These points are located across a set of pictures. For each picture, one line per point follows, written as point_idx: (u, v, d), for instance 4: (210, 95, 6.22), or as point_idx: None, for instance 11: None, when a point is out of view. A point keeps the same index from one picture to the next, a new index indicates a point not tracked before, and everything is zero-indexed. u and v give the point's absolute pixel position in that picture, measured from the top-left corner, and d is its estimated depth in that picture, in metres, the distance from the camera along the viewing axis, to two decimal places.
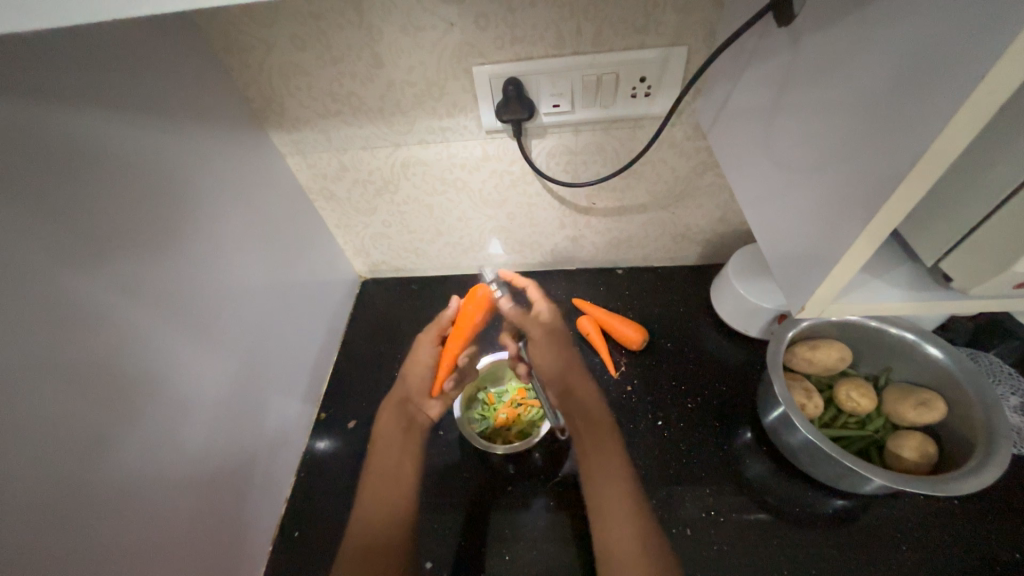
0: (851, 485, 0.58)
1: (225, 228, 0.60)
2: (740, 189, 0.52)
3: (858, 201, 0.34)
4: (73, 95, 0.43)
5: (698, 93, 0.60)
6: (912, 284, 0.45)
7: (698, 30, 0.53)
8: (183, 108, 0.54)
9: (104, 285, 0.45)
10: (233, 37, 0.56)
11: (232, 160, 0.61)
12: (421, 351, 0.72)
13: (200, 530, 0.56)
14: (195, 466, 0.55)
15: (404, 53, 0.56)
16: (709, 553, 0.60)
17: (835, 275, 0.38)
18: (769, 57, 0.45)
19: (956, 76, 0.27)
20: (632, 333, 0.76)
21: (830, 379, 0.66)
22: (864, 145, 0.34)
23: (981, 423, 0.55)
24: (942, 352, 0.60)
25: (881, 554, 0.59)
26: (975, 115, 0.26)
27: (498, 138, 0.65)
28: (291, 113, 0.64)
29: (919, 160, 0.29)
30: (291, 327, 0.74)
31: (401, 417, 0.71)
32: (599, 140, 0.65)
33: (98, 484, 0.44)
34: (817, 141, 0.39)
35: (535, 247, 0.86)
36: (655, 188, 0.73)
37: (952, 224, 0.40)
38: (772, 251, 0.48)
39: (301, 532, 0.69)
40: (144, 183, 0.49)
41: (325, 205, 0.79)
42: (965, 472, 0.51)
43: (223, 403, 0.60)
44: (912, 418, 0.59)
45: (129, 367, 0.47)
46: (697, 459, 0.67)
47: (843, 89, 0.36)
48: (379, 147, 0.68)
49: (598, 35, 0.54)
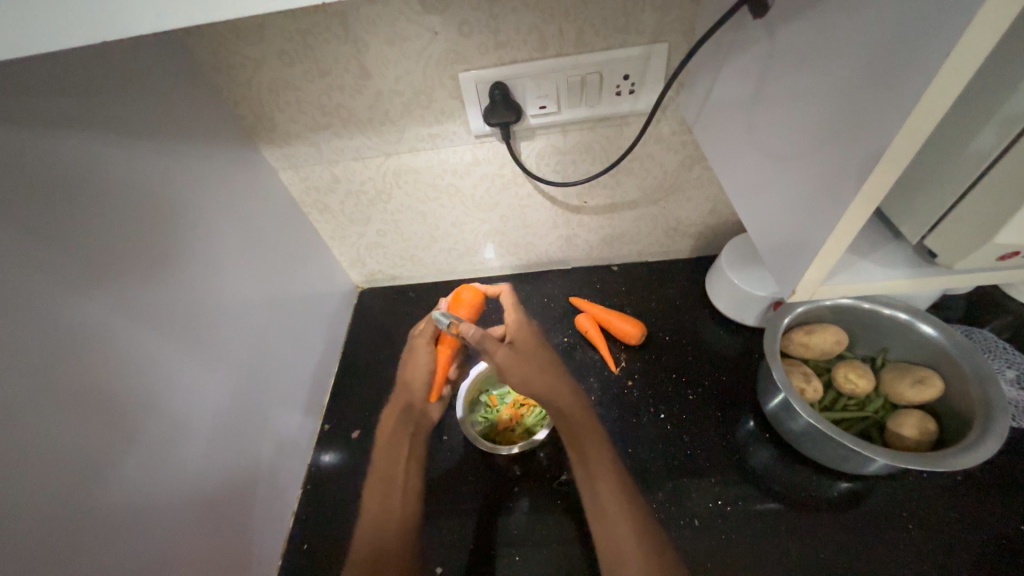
0: (855, 466, 0.58)
1: (220, 244, 0.60)
2: (727, 179, 0.53)
3: (840, 184, 0.35)
4: (66, 120, 0.43)
5: (681, 88, 0.61)
6: (901, 262, 0.45)
7: (677, 26, 0.54)
8: (174, 128, 0.55)
9: (103, 306, 0.45)
10: (221, 56, 0.57)
11: (224, 176, 0.62)
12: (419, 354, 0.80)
13: (209, 548, 0.56)
14: (202, 483, 0.55)
15: (390, 63, 0.57)
16: (718, 542, 0.60)
17: (823, 258, 0.39)
18: (748, 49, 0.46)
19: (928, 53, 0.27)
20: (630, 328, 0.77)
21: (828, 362, 0.67)
22: (844, 127, 0.34)
23: (978, 397, 0.55)
24: (935, 330, 0.61)
25: (890, 533, 0.59)
26: (948, 88, 0.27)
27: (487, 142, 0.66)
28: (281, 128, 0.65)
29: (898, 135, 0.30)
30: (291, 340, 0.74)
31: (406, 420, 0.77)
32: (587, 139, 0.66)
33: (106, 504, 0.44)
34: (798, 128, 0.40)
35: (529, 248, 0.86)
36: (645, 184, 0.74)
37: (936, 200, 0.41)
38: (762, 237, 0.48)
39: (310, 545, 0.68)
40: (137, 202, 0.49)
41: (318, 217, 0.79)
42: (966, 446, 0.52)
43: (226, 419, 0.60)
44: (911, 396, 0.60)
45: (131, 386, 0.47)
46: (700, 450, 0.67)
47: (819, 76, 0.37)
48: (370, 157, 0.68)
49: (580, 36, 0.55)
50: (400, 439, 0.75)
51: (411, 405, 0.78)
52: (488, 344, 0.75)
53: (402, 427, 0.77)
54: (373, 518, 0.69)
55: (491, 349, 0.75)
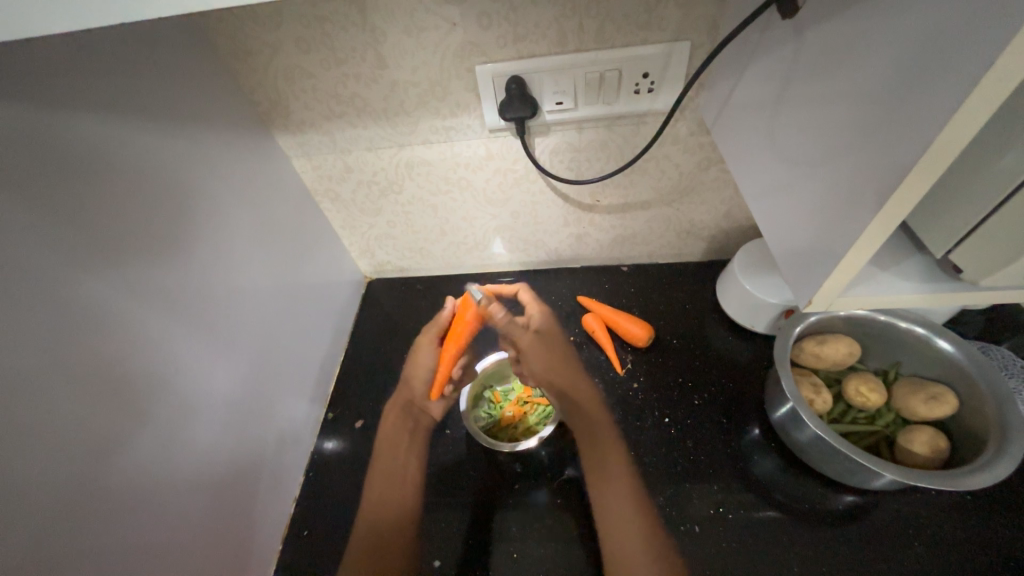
0: (862, 481, 0.58)
1: (231, 229, 0.60)
2: (745, 183, 0.52)
3: (864, 195, 0.34)
4: (82, 102, 0.43)
5: (702, 88, 0.59)
6: (922, 276, 0.44)
7: (701, 25, 0.53)
8: (189, 112, 0.54)
9: (112, 288, 0.45)
10: (238, 41, 0.56)
11: (237, 162, 0.61)
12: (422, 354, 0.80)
13: (211, 530, 0.56)
14: (205, 466, 0.56)
15: (406, 54, 0.56)
16: (718, 550, 0.60)
17: (842, 269, 0.38)
18: (773, 51, 0.45)
19: (966, 63, 0.26)
20: (638, 330, 0.76)
21: (839, 374, 0.66)
22: (870, 137, 0.33)
23: (994, 416, 0.54)
24: (952, 345, 0.59)
25: (894, 549, 0.58)
26: (988, 98, 0.26)
27: (501, 136, 0.65)
28: (296, 115, 0.65)
29: (931, 146, 0.29)
30: (298, 327, 0.74)
31: (406, 416, 0.76)
32: (603, 138, 0.65)
33: (110, 485, 0.45)
34: (822, 135, 0.39)
35: (540, 245, 0.86)
36: (660, 184, 0.73)
37: (963, 213, 0.40)
38: (779, 244, 0.47)
39: (310, 531, 0.69)
40: (150, 186, 0.49)
41: (329, 206, 0.79)
42: (979, 466, 0.51)
43: (232, 404, 0.60)
44: (923, 412, 0.58)
45: (138, 368, 0.48)
46: (704, 456, 0.67)
47: (847, 82, 0.35)
48: (383, 147, 0.68)
49: (601, 31, 0.54)
50: (401, 435, 0.74)
51: (412, 401, 0.77)
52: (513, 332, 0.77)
53: (403, 424, 0.75)
54: (374, 514, 0.68)
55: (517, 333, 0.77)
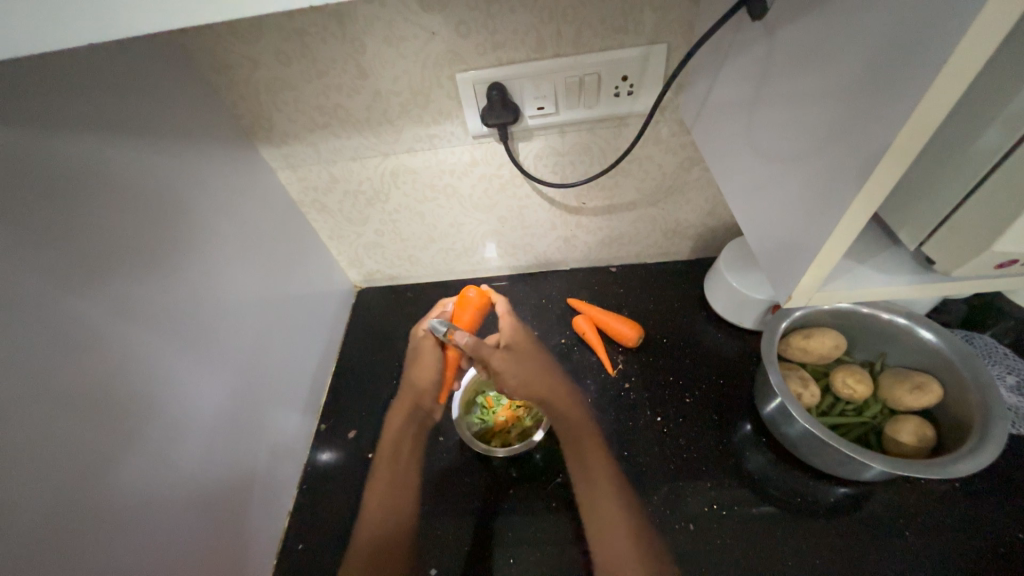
0: (852, 472, 0.58)
1: (216, 243, 0.60)
2: (725, 183, 0.53)
3: (838, 190, 0.35)
4: (66, 119, 0.44)
5: (681, 90, 0.60)
6: (899, 268, 0.45)
7: (677, 27, 0.54)
8: (170, 127, 0.54)
9: (98, 304, 0.45)
10: (218, 55, 0.57)
11: (221, 175, 0.61)
12: (427, 358, 0.81)
13: (205, 543, 0.56)
14: (198, 479, 0.55)
15: (387, 63, 0.56)
16: (714, 547, 0.60)
17: (819, 265, 0.38)
18: (747, 51, 0.46)
19: (928, 58, 0.27)
20: (628, 330, 0.77)
21: (827, 367, 0.66)
22: (842, 134, 0.34)
23: (977, 404, 0.55)
24: (935, 335, 0.60)
25: (886, 540, 0.59)
26: (948, 90, 0.27)
27: (485, 142, 0.66)
28: (279, 127, 0.65)
29: (898, 136, 0.29)
30: (287, 338, 0.74)
31: (412, 419, 0.77)
32: (586, 141, 0.66)
33: (102, 502, 0.44)
34: (796, 133, 0.39)
35: (528, 249, 0.86)
36: (644, 185, 0.73)
37: (936, 204, 0.41)
38: (759, 242, 0.48)
39: (306, 544, 0.68)
40: (133, 200, 0.49)
41: (316, 217, 0.79)
42: (964, 453, 0.51)
43: (223, 416, 0.60)
44: (909, 402, 0.59)
45: (127, 383, 0.47)
46: (697, 453, 0.67)
47: (818, 81, 0.36)
48: (368, 157, 0.68)
49: (579, 36, 0.54)
50: (406, 437, 0.75)
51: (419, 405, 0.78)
52: (485, 352, 0.75)
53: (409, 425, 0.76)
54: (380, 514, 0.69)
55: (488, 354, 0.75)
